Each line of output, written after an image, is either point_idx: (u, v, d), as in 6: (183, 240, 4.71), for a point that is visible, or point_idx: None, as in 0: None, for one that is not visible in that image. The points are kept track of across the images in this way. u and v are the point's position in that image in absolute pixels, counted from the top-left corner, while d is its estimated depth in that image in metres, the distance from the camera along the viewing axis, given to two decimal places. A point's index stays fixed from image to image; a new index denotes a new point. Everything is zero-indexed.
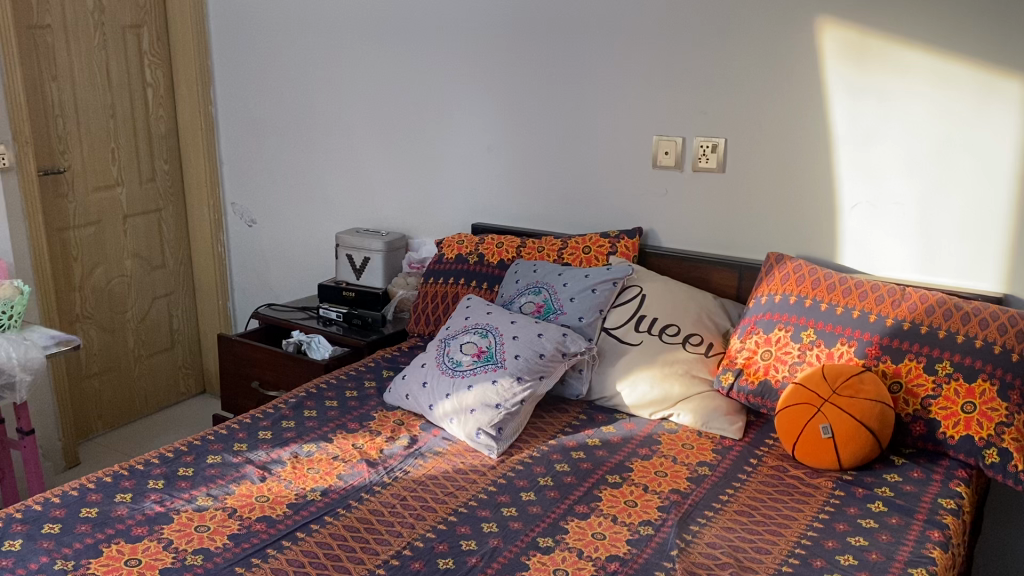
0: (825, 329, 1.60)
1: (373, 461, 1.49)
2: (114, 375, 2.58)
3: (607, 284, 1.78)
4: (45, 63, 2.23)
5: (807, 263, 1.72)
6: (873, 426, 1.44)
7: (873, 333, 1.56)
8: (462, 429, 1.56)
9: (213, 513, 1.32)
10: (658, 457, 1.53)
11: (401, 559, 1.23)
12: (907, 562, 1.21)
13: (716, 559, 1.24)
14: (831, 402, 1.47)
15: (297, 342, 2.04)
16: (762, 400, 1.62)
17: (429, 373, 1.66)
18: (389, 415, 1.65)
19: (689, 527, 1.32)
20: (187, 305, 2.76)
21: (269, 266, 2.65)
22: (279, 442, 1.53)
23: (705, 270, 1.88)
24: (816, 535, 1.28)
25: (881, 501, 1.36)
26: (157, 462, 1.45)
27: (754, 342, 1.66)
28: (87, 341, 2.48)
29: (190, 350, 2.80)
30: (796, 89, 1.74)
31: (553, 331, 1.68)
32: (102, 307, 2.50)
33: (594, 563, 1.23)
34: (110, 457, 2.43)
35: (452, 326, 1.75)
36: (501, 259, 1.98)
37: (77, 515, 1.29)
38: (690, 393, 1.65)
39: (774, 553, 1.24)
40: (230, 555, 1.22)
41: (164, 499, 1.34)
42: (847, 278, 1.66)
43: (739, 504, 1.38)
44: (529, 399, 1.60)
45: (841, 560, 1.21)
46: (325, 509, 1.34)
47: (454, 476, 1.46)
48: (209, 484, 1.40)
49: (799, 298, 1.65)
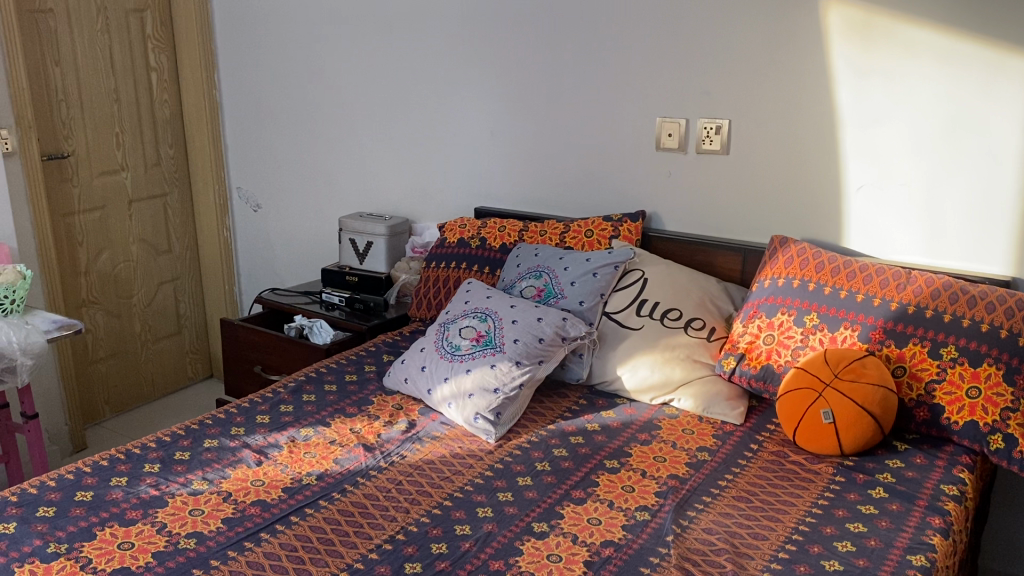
0: (828, 313, 1.57)
1: (370, 446, 1.48)
2: (121, 360, 2.59)
3: (608, 268, 1.76)
4: (48, 47, 2.23)
5: (811, 246, 1.69)
6: (876, 411, 1.42)
7: (876, 317, 1.53)
8: (460, 414, 1.55)
9: (208, 497, 1.32)
10: (658, 442, 1.51)
11: (394, 544, 1.22)
12: (906, 549, 1.19)
13: (712, 544, 1.22)
14: (833, 386, 1.45)
15: (299, 327, 2.03)
16: (764, 384, 1.60)
17: (428, 357, 1.65)
18: (388, 400, 1.64)
19: (686, 513, 1.30)
20: (193, 291, 2.77)
21: (275, 251, 2.64)
22: (276, 427, 1.53)
23: (708, 254, 1.86)
24: (814, 520, 1.26)
25: (882, 487, 1.34)
26: (154, 446, 1.45)
27: (756, 327, 1.64)
28: (94, 326, 2.49)
29: (197, 334, 2.81)
30: (801, 68, 1.71)
31: (553, 316, 1.66)
32: (109, 292, 2.51)
33: (588, 548, 1.22)
34: (117, 441, 2.44)
35: (452, 310, 1.74)
36: (503, 243, 1.96)
37: (72, 498, 1.29)
38: (691, 377, 1.63)
39: (771, 539, 1.23)
40: (223, 539, 1.22)
41: (159, 483, 1.35)
42: (852, 261, 1.63)
43: (737, 489, 1.36)
44: (528, 383, 1.59)
45: (838, 546, 1.20)
46: (320, 494, 1.34)
47: (451, 461, 1.45)
48: (205, 467, 1.40)
49: (802, 282, 1.63)
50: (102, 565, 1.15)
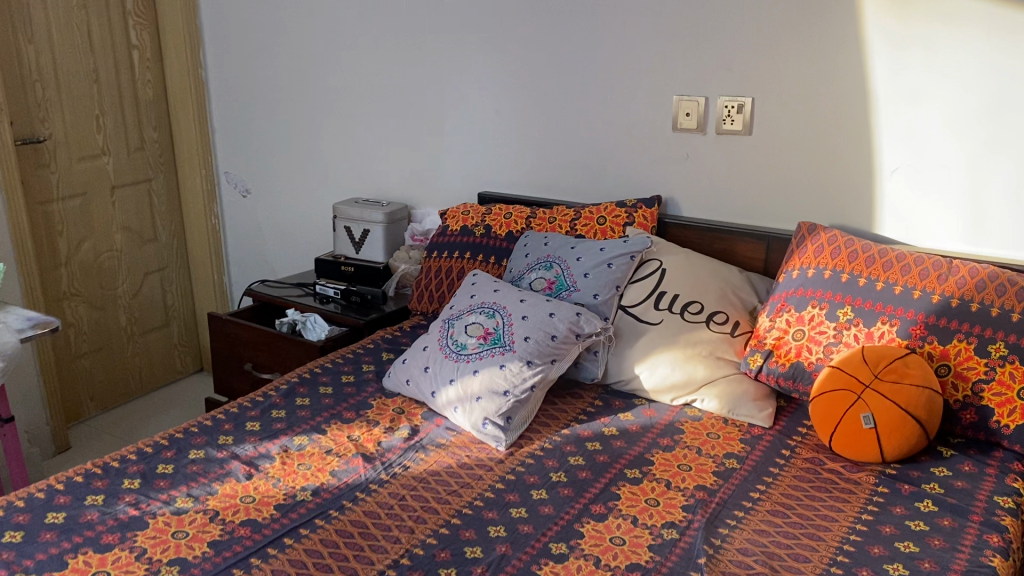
0: (863, 306, 1.45)
1: (370, 455, 1.36)
2: (106, 355, 2.47)
3: (624, 258, 1.64)
4: (21, 24, 2.08)
5: (842, 233, 1.57)
6: (920, 415, 1.30)
7: (917, 311, 1.41)
8: (467, 419, 1.43)
9: (193, 517, 1.20)
10: (681, 448, 1.40)
11: (398, 569, 1.11)
12: (964, 572, 1.07)
13: (748, 568, 1.11)
14: (873, 388, 1.33)
15: (291, 322, 1.91)
16: (793, 383, 1.49)
17: (431, 357, 1.53)
18: (388, 403, 1.52)
19: (717, 530, 1.19)
20: (181, 281, 2.64)
21: (266, 238, 2.52)
22: (268, 435, 1.41)
23: (730, 242, 1.74)
24: (860, 539, 1.15)
25: (930, 499, 1.23)
26: (134, 459, 1.34)
27: (785, 321, 1.52)
28: (76, 320, 2.36)
29: (186, 326, 2.69)
30: (832, 40, 1.58)
31: (566, 311, 1.54)
32: (91, 284, 2.38)
33: (612, 572, 1.11)
34: (102, 441, 2.32)
35: (456, 305, 1.62)
36: (509, 231, 1.84)
37: (42, 521, 1.17)
38: (715, 376, 1.51)
39: (813, 562, 1.12)
40: (210, 566, 1.11)
41: (139, 501, 1.23)
42: (887, 250, 1.51)
43: (771, 503, 1.25)
44: (540, 384, 1.47)
45: (889, 570, 1.09)
46: (316, 511, 1.22)
47: (459, 471, 1.33)
48: (190, 483, 1.28)
49: (834, 272, 1.51)
50: None
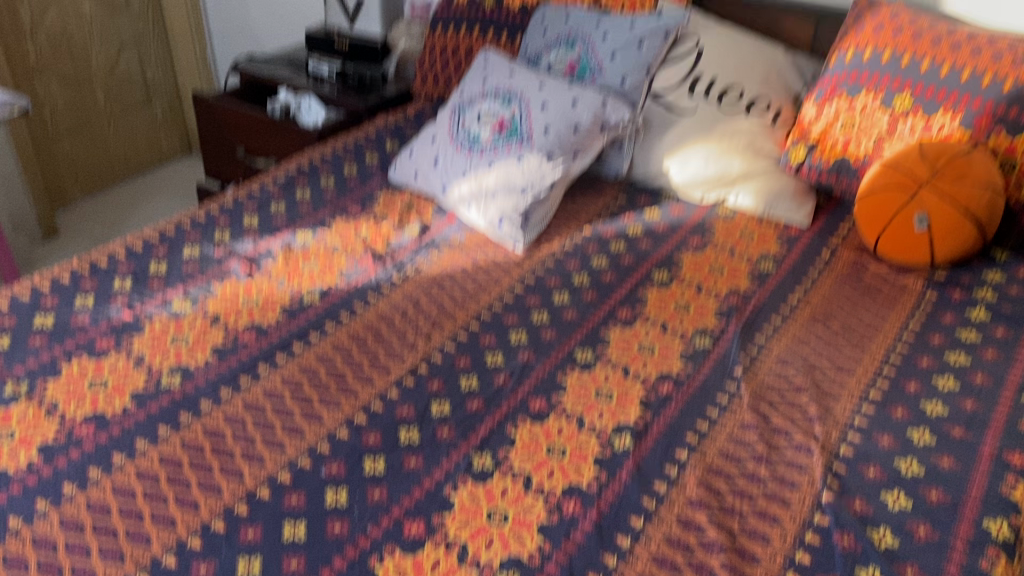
0: (925, 94, 1.30)
1: (380, 255, 1.27)
2: (86, 136, 2.31)
3: (656, 36, 1.46)
4: None
5: (906, 9, 1.38)
6: (980, 218, 1.20)
7: (986, 99, 1.25)
8: (482, 216, 1.32)
9: (192, 321, 1.12)
10: (713, 249, 1.30)
11: (417, 379, 1.04)
12: (1019, 386, 1.01)
13: (789, 381, 1.04)
14: (930, 187, 1.21)
15: (285, 105, 1.74)
16: (837, 178, 1.38)
17: (442, 148, 1.40)
18: (396, 197, 1.41)
19: (754, 339, 1.12)
20: (160, 55, 2.44)
21: (251, 8, 2.29)
22: (267, 231, 1.30)
23: (774, 17, 1.55)
24: (907, 350, 1.08)
25: (982, 307, 1.15)
26: (123, 257, 1.23)
27: (833, 110, 1.37)
28: (50, 98, 2.18)
29: (169, 105, 2.52)
30: None
31: (590, 98, 1.38)
32: (63, 58, 2.18)
33: (644, 383, 1.04)
34: (91, 228, 2.22)
35: (468, 90, 1.46)
36: (525, 4, 1.64)
37: (30, 326, 1.09)
38: (752, 170, 1.39)
39: (858, 375, 1.05)
40: (215, 374, 1.03)
41: (133, 304, 1.14)
42: (956, 29, 1.33)
43: (811, 310, 1.17)
44: (561, 180, 1.35)
45: (938, 384, 1.02)
46: (325, 315, 1.14)
47: (475, 273, 1.24)
48: (186, 283, 1.19)
49: (894, 54, 1.34)
50: (72, 411, 0.96)
